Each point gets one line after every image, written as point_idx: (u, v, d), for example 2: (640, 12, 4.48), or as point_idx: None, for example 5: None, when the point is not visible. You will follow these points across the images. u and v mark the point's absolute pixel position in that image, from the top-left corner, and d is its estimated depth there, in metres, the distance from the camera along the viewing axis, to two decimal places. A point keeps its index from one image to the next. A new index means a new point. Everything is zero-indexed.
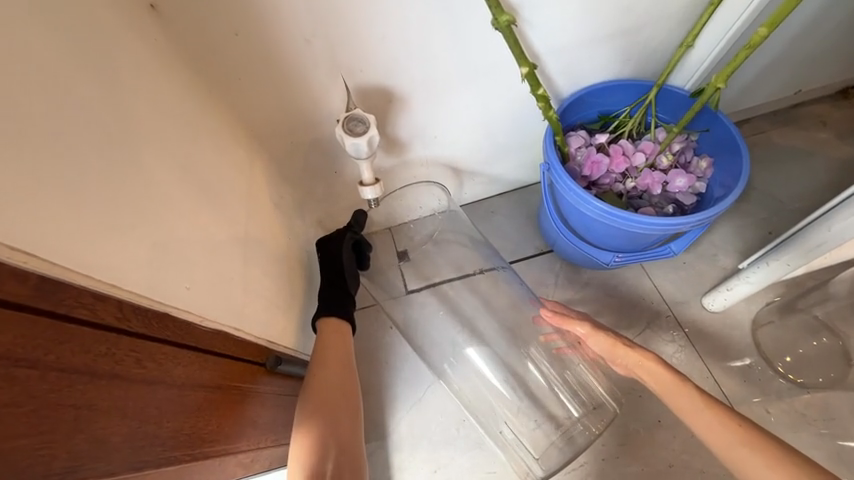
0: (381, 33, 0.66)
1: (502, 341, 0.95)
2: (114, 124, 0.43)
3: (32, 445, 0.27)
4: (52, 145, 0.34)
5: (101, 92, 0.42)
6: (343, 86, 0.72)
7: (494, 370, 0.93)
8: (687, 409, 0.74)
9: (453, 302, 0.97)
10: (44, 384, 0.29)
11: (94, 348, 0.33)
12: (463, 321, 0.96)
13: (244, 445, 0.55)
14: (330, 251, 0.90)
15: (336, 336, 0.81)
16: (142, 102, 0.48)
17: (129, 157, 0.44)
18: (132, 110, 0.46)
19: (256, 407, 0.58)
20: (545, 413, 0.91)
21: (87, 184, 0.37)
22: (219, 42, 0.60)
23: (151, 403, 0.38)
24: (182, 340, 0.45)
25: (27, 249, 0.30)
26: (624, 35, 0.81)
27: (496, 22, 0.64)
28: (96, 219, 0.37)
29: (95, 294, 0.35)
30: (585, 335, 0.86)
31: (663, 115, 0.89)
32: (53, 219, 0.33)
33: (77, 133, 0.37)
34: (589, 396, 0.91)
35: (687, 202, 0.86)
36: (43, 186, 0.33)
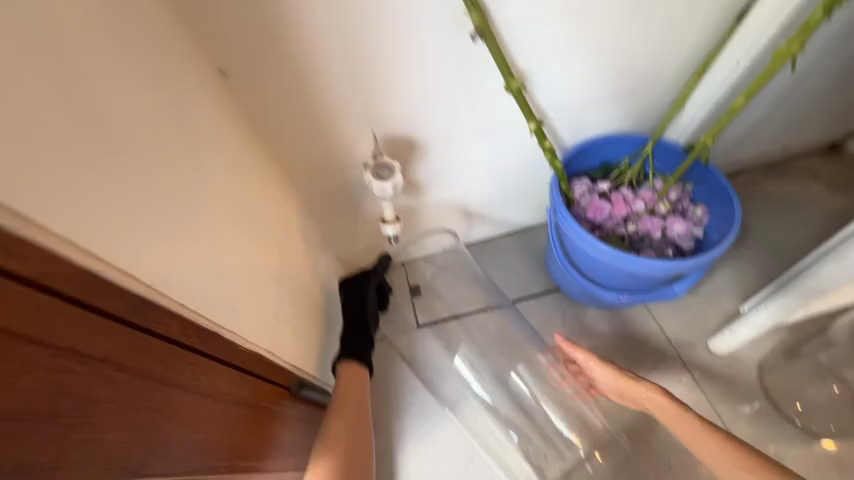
0: (410, 94, 0.76)
1: (501, 374, 1.02)
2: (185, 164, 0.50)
3: (118, 439, 0.33)
4: (139, 182, 0.41)
5: (178, 138, 0.50)
6: (373, 137, 0.81)
7: (496, 400, 1.00)
8: (688, 435, 0.76)
9: (460, 334, 1.05)
10: (131, 387, 0.34)
11: (166, 359, 0.39)
12: (472, 349, 1.04)
13: (266, 465, 0.57)
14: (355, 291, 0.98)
15: (356, 381, 0.84)
16: (205, 147, 0.56)
17: (194, 193, 0.51)
18: (198, 153, 0.54)
19: (280, 429, 0.62)
20: (546, 444, 0.97)
21: (162, 215, 0.43)
22: (272, 99, 0.71)
23: (204, 412, 0.44)
24: (227, 359, 0.50)
25: (131, 270, 0.37)
26: (622, 96, 0.91)
27: (508, 87, 0.74)
28: (168, 245, 0.43)
29: (171, 312, 0.41)
30: (592, 366, 0.88)
31: (660, 167, 0.97)
32: (144, 245, 0.40)
33: (158, 172, 0.44)
34: (587, 427, 0.97)
35: (686, 246, 0.92)
36: (132, 215, 0.39)
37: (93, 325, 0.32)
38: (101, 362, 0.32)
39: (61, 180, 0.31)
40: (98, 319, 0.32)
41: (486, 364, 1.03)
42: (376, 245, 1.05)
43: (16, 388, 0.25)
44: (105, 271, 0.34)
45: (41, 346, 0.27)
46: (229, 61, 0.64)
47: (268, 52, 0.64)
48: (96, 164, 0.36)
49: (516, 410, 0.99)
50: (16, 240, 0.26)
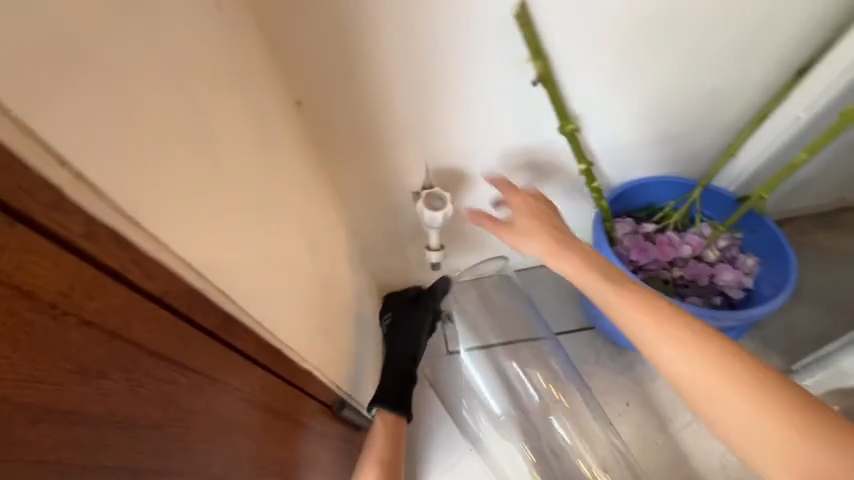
0: (464, 131, 0.80)
1: (511, 382, 0.97)
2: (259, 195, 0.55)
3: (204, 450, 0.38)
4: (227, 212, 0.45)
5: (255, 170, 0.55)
6: (424, 168, 0.84)
7: (505, 409, 0.94)
8: (751, 427, 0.50)
9: (489, 362, 0.97)
10: (218, 402, 0.40)
11: (246, 375, 0.44)
12: (502, 378, 0.97)
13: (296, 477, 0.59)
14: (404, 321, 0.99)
15: (391, 431, 0.88)
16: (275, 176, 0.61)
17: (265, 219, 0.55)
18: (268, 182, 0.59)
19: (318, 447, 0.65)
20: (553, 456, 0.93)
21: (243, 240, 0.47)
22: (337, 130, 0.75)
23: (269, 426, 0.49)
24: (286, 375, 0.54)
25: (224, 291, 0.41)
26: (670, 142, 0.92)
27: (563, 129, 0.77)
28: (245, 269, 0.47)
29: (250, 330, 0.45)
30: (613, 303, 0.62)
31: (708, 212, 0.96)
32: (230, 268, 0.43)
33: (240, 202, 0.48)
34: (595, 444, 0.94)
35: (734, 296, 0.90)
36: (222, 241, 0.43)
37: (201, 342, 0.38)
38: (201, 377, 0.37)
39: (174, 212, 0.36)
40: (203, 337, 0.38)
41: (498, 369, 0.97)
42: (414, 269, 1.07)
43: (139, 396, 0.31)
44: (210, 291, 0.39)
45: (160, 358, 0.32)
46: (304, 94, 0.70)
47: (338, 89, 0.70)
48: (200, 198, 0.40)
49: (526, 421, 0.94)
50: (152, 261, 0.32)
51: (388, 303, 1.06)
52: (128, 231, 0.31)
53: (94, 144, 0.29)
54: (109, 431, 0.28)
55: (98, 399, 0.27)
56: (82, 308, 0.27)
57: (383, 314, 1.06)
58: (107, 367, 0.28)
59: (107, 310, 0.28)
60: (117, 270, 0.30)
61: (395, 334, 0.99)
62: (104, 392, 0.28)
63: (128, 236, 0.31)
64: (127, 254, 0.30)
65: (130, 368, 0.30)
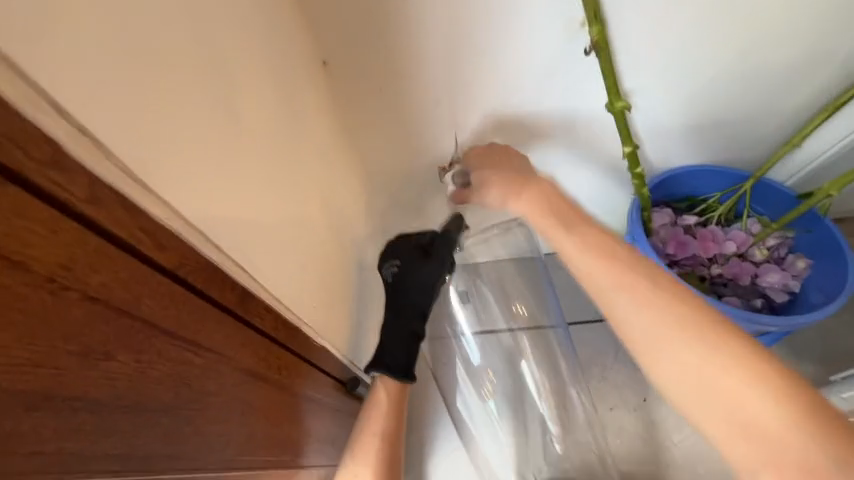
0: (501, 101, 0.72)
1: (509, 366, 0.98)
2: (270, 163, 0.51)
3: (196, 430, 0.36)
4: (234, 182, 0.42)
5: (267, 133, 0.51)
6: (454, 140, 0.77)
7: (497, 391, 0.95)
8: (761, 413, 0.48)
9: (495, 349, 0.97)
10: (230, 380, 0.39)
11: (260, 352, 0.43)
12: (506, 366, 0.98)
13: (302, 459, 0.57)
14: (412, 276, 0.73)
15: (393, 395, 0.74)
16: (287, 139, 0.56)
17: (276, 191, 0.52)
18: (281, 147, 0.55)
19: (327, 425, 0.63)
20: (533, 436, 0.97)
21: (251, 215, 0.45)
22: (362, 94, 0.70)
23: (277, 403, 0.47)
24: (301, 353, 0.52)
25: (239, 264, 0.40)
26: (723, 128, 0.84)
27: (611, 106, 0.70)
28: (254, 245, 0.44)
29: (266, 306, 0.44)
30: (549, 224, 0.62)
31: (757, 207, 0.88)
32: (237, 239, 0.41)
33: (248, 173, 0.45)
34: (581, 434, 0.95)
35: (777, 300, 0.83)
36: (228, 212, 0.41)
37: (215, 317, 0.37)
38: (214, 355, 0.37)
39: (176, 178, 0.34)
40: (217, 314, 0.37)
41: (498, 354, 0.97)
42: None
43: (148, 377, 0.32)
44: (222, 264, 0.38)
45: (173, 340, 0.34)
46: (331, 53, 0.64)
47: (364, 48, 0.63)
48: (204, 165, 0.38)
49: (514, 404, 0.96)
50: (162, 232, 0.32)
51: (393, 250, 0.76)
52: (132, 193, 0.30)
53: (90, 97, 0.27)
54: (117, 415, 0.30)
55: (104, 381, 0.29)
56: (85, 283, 0.27)
57: (384, 259, 0.76)
58: (110, 347, 0.29)
59: (115, 289, 0.29)
60: (125, 242, 0.30)
61: (401, 289, 0.74)
62: (110, 374, 0.29)
63: (139, 204, 0.30)
64: (137, 224, 0.30)
65: (139, 349, 0.31)
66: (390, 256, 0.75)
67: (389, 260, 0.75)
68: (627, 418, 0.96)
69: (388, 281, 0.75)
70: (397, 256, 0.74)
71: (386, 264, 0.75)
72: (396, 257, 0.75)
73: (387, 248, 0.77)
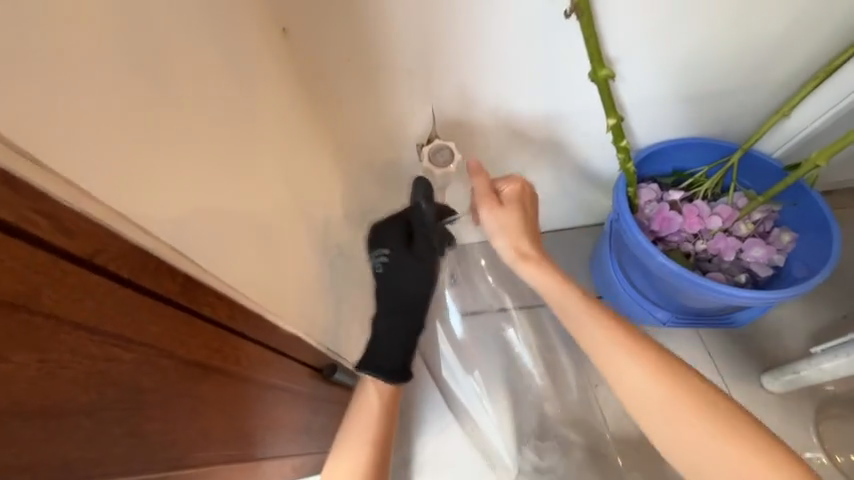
0: (477, 71, 0.68)
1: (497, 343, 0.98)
2: (219, 139, 0.47)
3: (134, 430, 0.33)
4: (170, 159, 0.38)
5: (214, 105, 0.47)
6: (430, 114, 0.74)
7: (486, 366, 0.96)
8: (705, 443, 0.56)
9: (482, 328, 0.98)
10: (174, 373, 0.37)
11: (211, 343, 0.41)
12: (497, 344, 0.98)
13: (270, 451, 0.54)
14: (401, 266, 0.69)
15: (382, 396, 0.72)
16: (237, 111, 0.51)
17: (229, 168, 0.48)
18: (234, 122, 0.50)
19: (301, 414, 0.61)
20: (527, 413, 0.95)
21: (196, 196, 0.41)
22: (329, 64, 0.65)
23: (237, 395, 0.45)
24: (265, 341, 0.49)
25: (180, 250, 0.37)
26: (711, 98, 0.80)
27: (594, 75, 0.66)
28: (199, 228, 0.41)
29: (217, 294, 0.41)
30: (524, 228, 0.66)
31: (744, 180, 0.86)
32: (178, 220, 0.38)
33: (191, 150, 0.42)
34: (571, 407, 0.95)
35: (761, 274, 0.82)
36: (164, 193, 0.37)
37: (148, 309, 0.33)
38: (149, 350, 0.34)
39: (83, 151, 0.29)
40: (152, 304, 0.34)
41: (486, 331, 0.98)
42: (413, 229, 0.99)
43: (59, 378, 0.27)
44: (155, 250, 0.34)
45: (92, 333, 0.29)
46: (291, 19, 0.59)
47: (327, 13, 0.59)
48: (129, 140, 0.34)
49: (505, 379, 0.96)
50: (71, 214, 0.27)
51: (381, 238, 0.70)
52: (13, 168, 0.24)
53: None
54: (16, 427, 0.25)
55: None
56: None
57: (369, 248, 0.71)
58: (5, 348, 0.24)
59: (1, 281, 0.23)
60: (16, 226, 0.24)
61: (390, 280, 0.70)
62: (7, 378, 0.24)
63: (31, 183, 0.25)
64: (30, 203, 0.25)
65: (44, 348, 0.26)
66: (380, 245, 0.70)
67: (376, 251, 0.70)
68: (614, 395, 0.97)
69: (377, 271, 0.71)
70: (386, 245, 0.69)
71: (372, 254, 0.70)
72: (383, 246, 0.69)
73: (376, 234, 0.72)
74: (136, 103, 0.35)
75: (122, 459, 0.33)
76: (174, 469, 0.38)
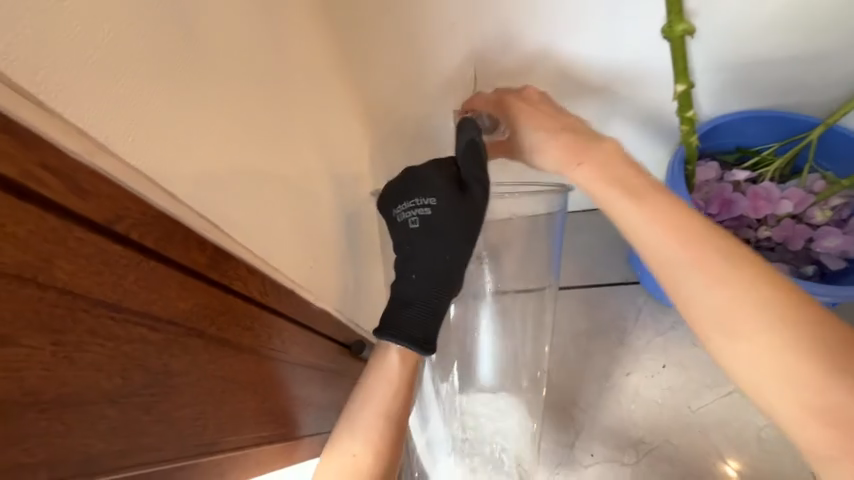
0: (530, 26, 0.61)
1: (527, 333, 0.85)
2: (247, 99, 0.42)
3: (157, 419, 0.31)
4: (195, 119, 0.34)
5: (243, 61, 0.42)
6: (472, 77, 0.67)
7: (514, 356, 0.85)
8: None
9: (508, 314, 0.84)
10: (204, 352, 0.34)
11: (242, 321, 0.38)
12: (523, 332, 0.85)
13: (300, 432, 0.53)
14: (452, 217, 0.57)
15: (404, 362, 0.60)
16: (266, 67, 0.47)
17: (257, 135, 0.44)
18: (263, 81, 0.46)
19: (331, 393, 0.59)
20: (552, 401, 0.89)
21: (223, 162, 0.38)
22: (363, 16, 0.59)
23: (264, 378, 0.42)
24: (297, 318, 0.47)
25: (209, 219, 0.34)
26: (796, 63, 0.70)
27: (669, 30, 0.57)
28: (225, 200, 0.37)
29: (249, 269, 0.38)
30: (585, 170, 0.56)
31: (822, 162, 0.76)
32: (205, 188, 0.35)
33: (217, 109, 0.37)
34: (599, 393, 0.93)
35: (832, 267, 0.74)
36: (188, 157, 0.33)
37: (173, 284, 0.31)
38: (174, 328, 0.31)
39: (91, 99, 0.26)
40: (178, 278, 0.31)
41: (512, 317, 0.84)
42: None
43: (76, 364, 0.25)
44: (180, 217, 0.31)
45: (112, 315, 0.27)
46: None
47: None
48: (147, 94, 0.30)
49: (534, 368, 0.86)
50: (87, 173, 0.24)
51: (421, 185, 0.59)
52: (13, 113, 0.21)
53: None
54: (31, 419, 0.23)
55: (2, 377, 0.22)
56: None
57: (403, 199, 0.60)
58: (11, 330, 0.22)
59: (3, 245, 0.21)
60: (19, 183, 0.21)
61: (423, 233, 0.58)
62: (15, 362, 0.22)
63: (39, 134, 0.22)
64: (37, 159, 0.22)
65: (60, 328, 0.24)
66: (410, 193, 0.59)
67: (414, 201, 0.58)
68: (643, 377, 0.93)
69: (411, 227, 0.59)
70: (430, 192, 0.58)
71: (409, 205, 0.59)
72: (428, 194, 0.58)
73: (396, 188, 0.61)
74: (159, 51, 0.31)
75: (148, 449, 0.30)
76: (202, 456, 0.36)
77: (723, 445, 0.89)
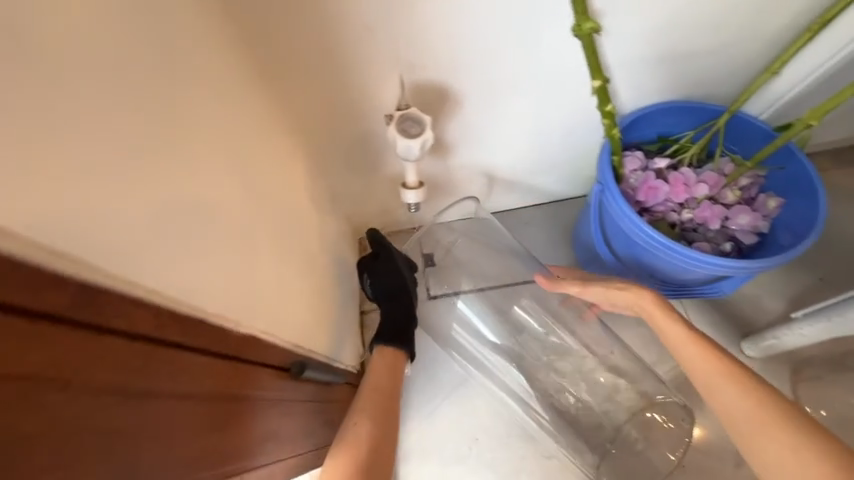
0: (453, 30, 0.62)
1: (510, 318, 0.91)
2: (160, 110, 0.39)
3: None
4: (91, 138, 0.30)
5: (151, 69, 0.38)
6: (398, 82, 0.67)
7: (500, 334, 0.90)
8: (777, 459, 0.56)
9: (491, 300, 0.91)
10: (74, 408, 0.26)
11: (129, 363, 0.30)
12: (507, 318, 0.91)
13: (243, 466, 0.47)
14: (374, 274, 0.86)
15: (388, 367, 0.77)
16: (184, 76, 0.44)
17: (173, 147, 0.40)
18: (179, 90, 0.42)
19: (280, 418, 0.55)
20: (557, 384, 0.89)
21: (131, 183, 0.34)
22: (278, 25, 0.56)
23: (177, 422, 0.35)
24: (213, 347, 0.41)
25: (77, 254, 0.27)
26: (701, 56, 0.75)
27: (578, 29, 0.59)
28: (134, 223, 0.33)
29: (136, 302, 0.31)
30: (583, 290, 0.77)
31: (730, 145, 0.83)
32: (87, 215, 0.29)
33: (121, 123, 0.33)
34: (610, 381, 0.90)
35: (745, 242, 0.80)
36: (77, 178, 0.29)
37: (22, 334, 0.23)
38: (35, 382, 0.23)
39: None
40: (29, 326, 0.23)
41: (489, 301, 0.91)
42: (391, 208, 0.97)
43: None
44: (25, 254, 0.24)
45: None
46: None
47: None
48: (23, 113, 0.25)
49: (528, 350, 0.90)
50: None
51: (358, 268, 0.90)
52: None
53: None
54: None
55: None
56: None
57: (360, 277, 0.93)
58: None
59: None
60: None
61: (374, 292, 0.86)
62: None
63: None
64: None
65: None
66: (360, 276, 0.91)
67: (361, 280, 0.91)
68: (606, 364, 0.91)
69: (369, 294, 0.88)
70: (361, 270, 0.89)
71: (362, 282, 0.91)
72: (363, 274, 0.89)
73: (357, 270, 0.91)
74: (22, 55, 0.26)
75: None
76: None
77: (686, 420, 0.89)
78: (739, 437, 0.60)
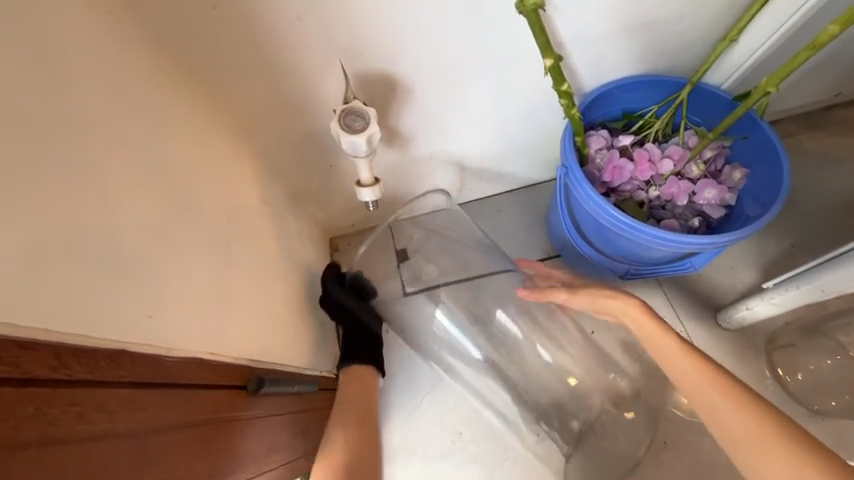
0: (390, 12, 0.58)
1: (489, 327, 0.86)
2: (55, 122, 0.35)
3: None
4: None
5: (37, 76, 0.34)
6: (341, 73, 0.64)
7: (479, 344, 0.86)
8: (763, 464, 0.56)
9: (473, 295, 0.85)
10: None
11: (17, 412, 0.27)
12: (486, 329, 0.86)
13: None
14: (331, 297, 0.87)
15: (360, 378, 0.81)
16: (89, 82, 0.40)
17: (76, 162, 0.36)
18: (81, 99, 0.38)
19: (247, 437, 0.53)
20: (536, 384, 0.88)
21: (17, 211, 0.30)
22: (198, 18, 0.52)
23: (99, 465, 0.32)
24: (138, 379, 0.38)
25: None
26: (661, 25, 0.72)
27: (522, 5, 0.56)
28: (22, 255, 0.30)
29: (20, 344, 0.28)
30: (566, 300, 0.75)
31: (694, 117, 0.81)
32: None
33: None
34: (587, 378, 0.89)
35: (714, 215, 0.79)
36: None
37: None
38: None
39: None
40: None
41: (470, 304, 0.85)
42: (356, 205, 0.94)
43: None
44: None
45: None
46: None
47: None
48: None
49: (508, 358, 0.87)
50: None
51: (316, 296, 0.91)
52: None
53: None
54: None
55: None
56: None
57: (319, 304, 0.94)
58: None
59: None
60: None
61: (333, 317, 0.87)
62: None
63: None
64: None
65: None
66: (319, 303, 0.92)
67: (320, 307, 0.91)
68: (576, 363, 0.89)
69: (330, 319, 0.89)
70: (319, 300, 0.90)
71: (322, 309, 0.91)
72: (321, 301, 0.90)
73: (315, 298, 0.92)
74: None
75: None
76: None
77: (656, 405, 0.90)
78: (726, 427, 0.60)
